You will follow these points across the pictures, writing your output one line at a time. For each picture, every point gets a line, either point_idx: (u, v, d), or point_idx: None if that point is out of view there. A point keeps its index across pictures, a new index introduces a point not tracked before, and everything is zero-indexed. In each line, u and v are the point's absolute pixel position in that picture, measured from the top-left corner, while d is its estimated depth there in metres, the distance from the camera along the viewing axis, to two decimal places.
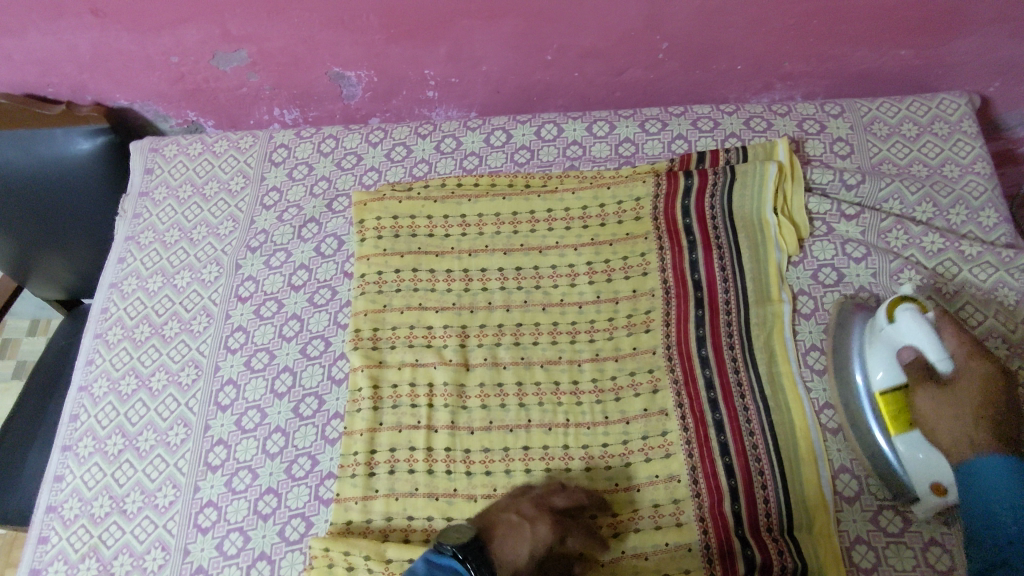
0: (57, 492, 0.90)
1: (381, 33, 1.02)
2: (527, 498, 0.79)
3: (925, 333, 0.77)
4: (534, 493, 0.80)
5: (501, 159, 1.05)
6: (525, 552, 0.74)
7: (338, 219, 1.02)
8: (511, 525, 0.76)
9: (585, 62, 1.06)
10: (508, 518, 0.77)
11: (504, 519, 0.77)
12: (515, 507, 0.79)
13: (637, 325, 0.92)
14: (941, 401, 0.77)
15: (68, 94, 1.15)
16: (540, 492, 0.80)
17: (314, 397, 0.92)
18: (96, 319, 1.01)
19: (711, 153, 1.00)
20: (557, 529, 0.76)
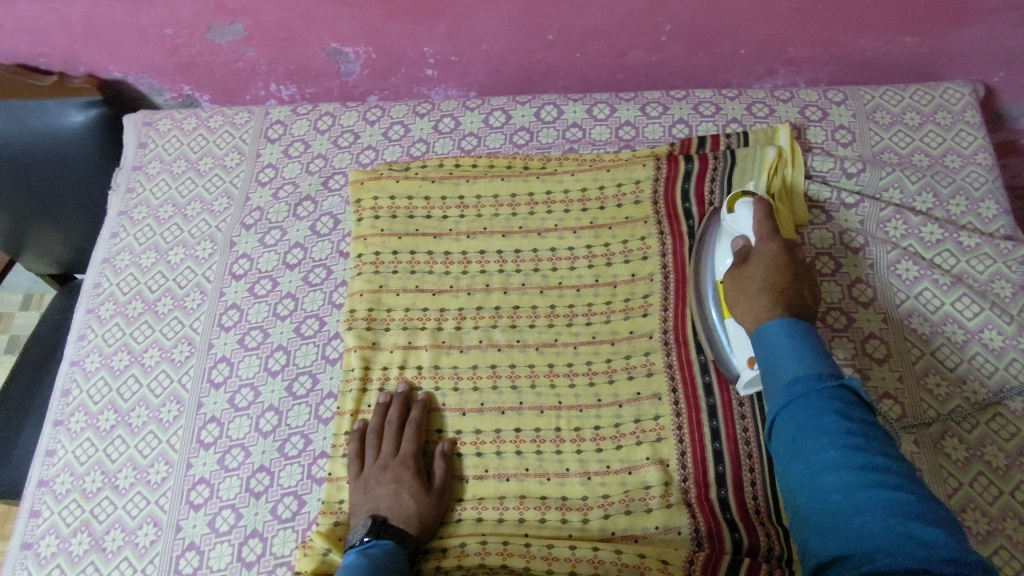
0: (49, 467, 0.90)
1: (380, 9, 1.00)
2: (380, 467, 0.83)
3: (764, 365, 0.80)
4: (377, 467, 0.83)
5: (499, 141, 1.04)
6: (416, 510, 0.79)
7: (334, 197, 1.01)
8: (396, 499, 0.80)
9: (586, 43, 1.05)
10: (386, 491, 0.81)
11: (382, 492, 0.81)
12: (382, 479, 0.82)
13: (634, 309, 0.92)
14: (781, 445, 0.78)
15: (60, 66, 1.13)
16: (383, 453, 0.84)
17: (307, 376, 0.91)
18: (88, 294, 1.00)
19: (712, 137, 0.99)
20: (420, 477, 0.82)
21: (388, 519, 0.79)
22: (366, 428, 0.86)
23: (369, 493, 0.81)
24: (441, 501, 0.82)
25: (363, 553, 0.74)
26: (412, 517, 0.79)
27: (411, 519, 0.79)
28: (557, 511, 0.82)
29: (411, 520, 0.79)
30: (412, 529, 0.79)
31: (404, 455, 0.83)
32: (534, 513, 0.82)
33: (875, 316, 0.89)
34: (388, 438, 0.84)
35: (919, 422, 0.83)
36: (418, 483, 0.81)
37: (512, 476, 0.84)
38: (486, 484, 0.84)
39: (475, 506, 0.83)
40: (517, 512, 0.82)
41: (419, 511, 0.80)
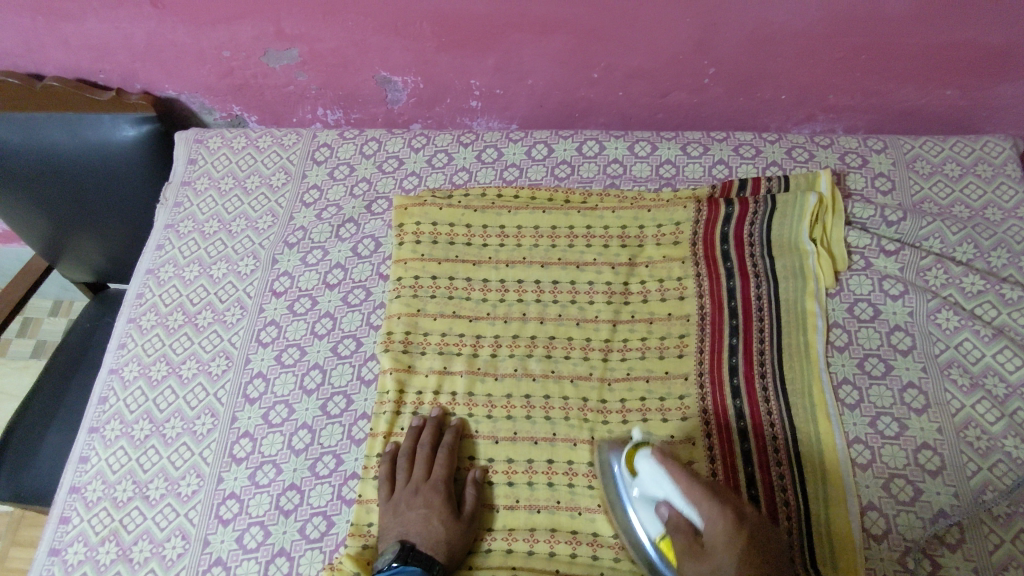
0: (81, 473, 0.90)
1: (432, 41, 1.03)
2: (411, 491, 0.83)
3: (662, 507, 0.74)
4: (407, 496, 0.83)
5: (541, 173, 1.05)
6: (445, 537, 0.79)
7: (376, 221, 1.03)
8: (424, 525, 0.80)
9: (630, 82, 1.07)
10: (416, 517, 0.81)
11: (412, 517, 0.81)
12: (412, 504, 0.82)
13: (670, 347, 0.92)
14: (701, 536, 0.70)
15: (118, 82, 1.17)
16: (415, 477, 0.84)
17: (342, 397, 0.92)
18: (130, 303, 1.02)
19: (753, 180, 1.00)
20: (450, 503, 0.82)
21: (415, 545, 0.79)
22: (404, 450, 0.86)
23: (399, 517, 0.81)
24: (469, 529, 0.81)
25: None
26: (441, 543, 0.79)
27: (439, 546, 0.79)
28: (588, 547, 0.81)
29: (439, 547, 0.78)
30: (440, 555, 0.78)
31: (436, 481, 0.83)
32: (565, 548, 0.81)
33: (914, 365, 0.89)
34: (420, 462, 0.85)
35: (959, 475, 0.82)
36: (449, 510, 0.81)
37: (543, 508, 0.84)
38: (517, 515, 0.84)
39: (505, 536, 0.83)
40: (547, 546, 0.82)
41: (447, 537, 0.79)
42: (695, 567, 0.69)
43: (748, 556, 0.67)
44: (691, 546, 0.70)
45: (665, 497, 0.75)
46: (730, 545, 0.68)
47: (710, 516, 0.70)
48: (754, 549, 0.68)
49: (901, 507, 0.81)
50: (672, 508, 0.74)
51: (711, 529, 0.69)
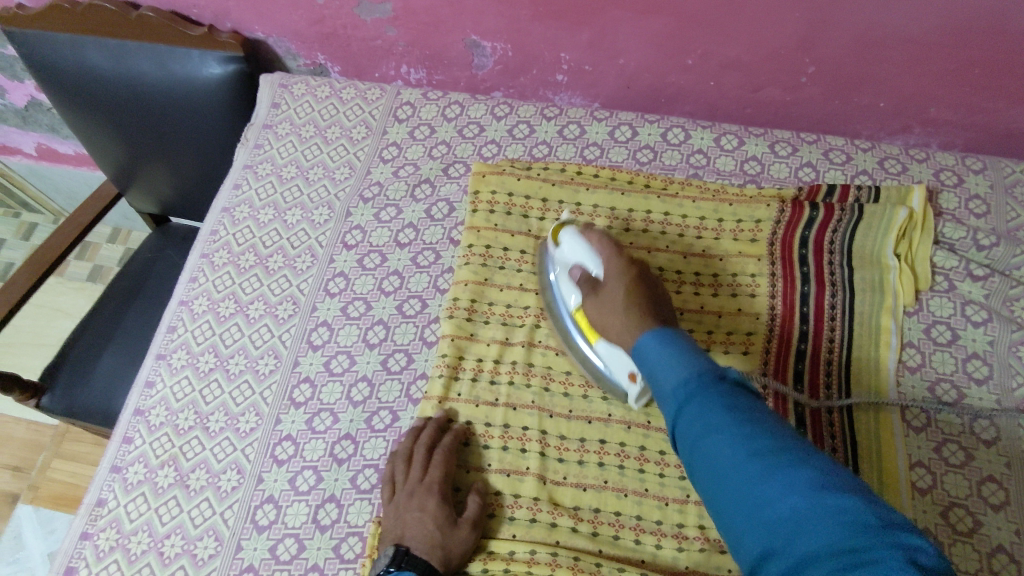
0: (146, 397, 0.93)
1: (529, 10, 1.01)
2: (408, 494, 0.81)
3: (578, 244, 0.85)
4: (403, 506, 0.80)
5: (622, 155, 1.03)
6: (442, 539, 0.77)
7: (452, 185, 1.03)
8: (420, 530, 0.78)
9: (724, 73, 1.04)
10: (413, 520, 0.78)
11: (409, 520, 0.79)
12: (409, 507, 0.80)
13: (735, 344, 0.91)
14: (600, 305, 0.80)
15: (210, 18, 1.18)
16: (411, 480, 0.81)
17: (403, 354, 0.93)
18: (204, 239, 1.03)
19: (842, 187, 0.96)
20: (447, 506, 0.80)
21: (410, 549, 0.76)
22: (402, 454, 0.84)
23: (398, 520, 0.79)
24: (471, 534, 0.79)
25: None
26: (438, 546, 0.76)
27: (435, 549, 0.76)
28: (631, 531, 0.81)
29: (437, 551, 0.76)
30: (437, 558, 0.76)
31: (431, 484, 0.81)
32: (608, 528, 0.82)
33: (988, 395, 0.86)
34: (415, 465, 0.82)
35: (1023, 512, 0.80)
36: (445, 513, 0.79)
37: (590, 486, 0.84)
38: (564, 491, 0.84)
39: (550, 511, 0.82)
40: (591, 525, 0.82)
41: (444, 542, 0.77)
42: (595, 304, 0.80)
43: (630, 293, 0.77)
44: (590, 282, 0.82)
45: (577, 260, 0.85)
46: (619, 279, 0.80)
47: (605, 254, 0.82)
48: (641, 286, 0.78)
49: (957, 537, 0.79)
50: (583, 269, 0.83)
51: (607, 280, 0.81)
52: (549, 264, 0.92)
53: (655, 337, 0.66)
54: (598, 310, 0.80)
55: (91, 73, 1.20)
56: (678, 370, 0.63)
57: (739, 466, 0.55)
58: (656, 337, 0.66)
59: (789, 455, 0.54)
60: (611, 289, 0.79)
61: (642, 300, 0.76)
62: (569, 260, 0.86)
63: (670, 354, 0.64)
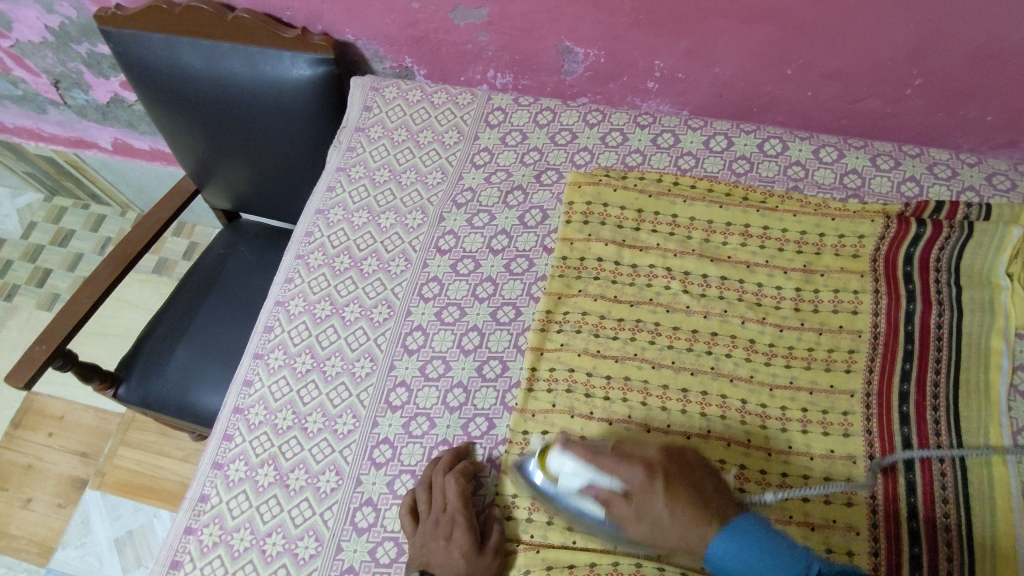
0: (246, 396, 0.95)
1: (629, 17, 1.00)
2: (434, 522, 0.81)
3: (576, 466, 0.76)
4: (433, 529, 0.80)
5: (718, 165, 1.02)
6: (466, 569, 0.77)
7: (545, 192, 1.02)
8: (445, 557, 0.78)
9: (824, 83, 1.02)
10: (438, 549, 0.78)
11: (435, 548, 0.79)
12: (435, 535, 0.80)
13: (837, 362, 0.89)
14: (637, 502, 0.72)
15: (301, 21, 1.20)
16: (435, 506, 0.82)
17: (498, 361, 0.93)
18: (299, 240, 1.04)
19: (950, 204, 0.94)
20: (473, 534, 0.79)
21: None
22: (444, 463, 0.84)
23: (423, 547, 0.79)
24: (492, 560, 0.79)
25: None
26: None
27: None
28: None
29: None
30: None
31: (455, 512, 0.80)
32: None
33: None
34: (438, 489, 0.83)
35: None
36: (471, 543, 0.78)
37: None
38: None
39: None
40: None
41: (469, 571, 0.77)
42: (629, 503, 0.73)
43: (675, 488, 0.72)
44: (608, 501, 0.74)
45: (583, 480, 0.75)
46: (651, 482, 0.73)
47: (615, 468, 0.74)
48: (676, 470, 0.74)
49: None
50: (593, 487, 0.74)
51: (633, 491, 0.73)
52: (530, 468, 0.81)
53: (731, 534, 0.70)
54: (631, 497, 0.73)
55: (183, 72, 1.22)
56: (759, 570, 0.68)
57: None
58: (727, 533, 0.70)
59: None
60: (629, 477, 0.74)
61: (693, 499, 0.72)
62: (572, 482, 0.76)
63: (747, 556, 0.68)
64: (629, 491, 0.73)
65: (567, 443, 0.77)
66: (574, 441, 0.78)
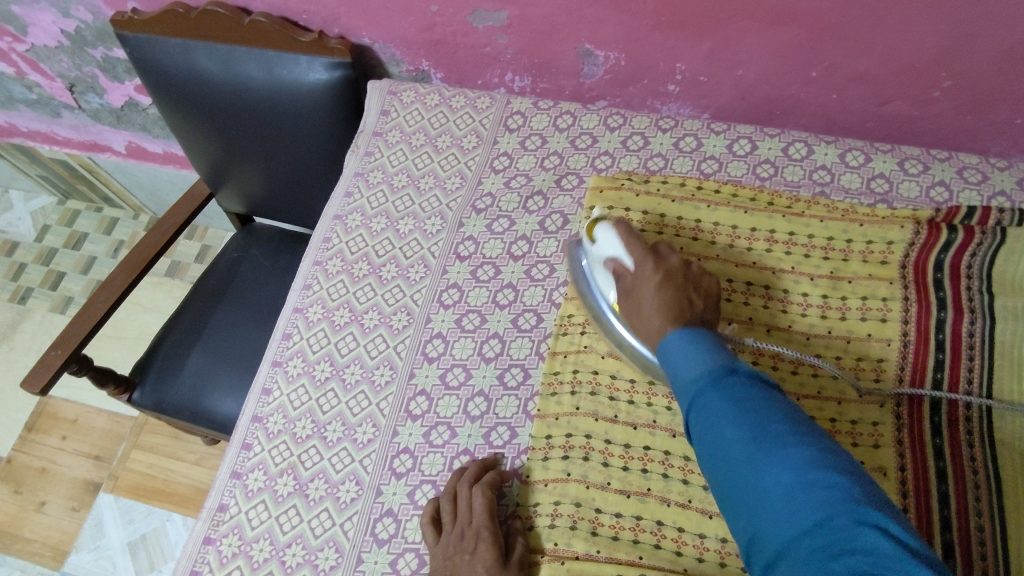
0: (264, 404, 0.94)
1: (651, 19, 0.99)
2: (458, 534, 0.79)
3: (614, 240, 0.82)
4: (455, 543, 0.78)
5: (742, 169, 1.00)
6: None
7: (565, 197, 1.01)
8: (469, 571, 0.75)
9: (851, 86, 1.00)
10: (463, 562, 0.76)
11: (459, 561, 0.76)
12: (460, 548, 0.78)
13: (865, 372, 0.88)
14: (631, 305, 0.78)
15: (318, 24, 1.18)
16: (459, 518, 0.80)
17: (519, 369, 0.92)
18: (317, 246, 1.03)
19: (982, 208, 0.91)
20: (498, 548, 0.77)
21: None
22: (466, 474, 0.83)
23: (448, 560, 0.77)
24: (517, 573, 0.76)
25: None
26: None
27: None
28: None
29: None
30: None
31: (478, 524, 0.78)
32: (736, 560, 0.77)
33: None
34: (461, 502, 0.81)
35: None
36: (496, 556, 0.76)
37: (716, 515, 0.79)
38: (688, 515, 0.79)
39: (675, 537, 0.79)
40: (718, 556, 0.77)
41: None
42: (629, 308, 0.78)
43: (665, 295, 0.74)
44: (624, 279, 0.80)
45: (611, 255, 0.83)
46: (654, 270, 0.78)
47: (638, 253, 0.80)
48: (674, 280, 0.76)
49: None
50: (619, 264, 0.81)
51: (639, 277, 0.78)
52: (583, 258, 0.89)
53: (686, 332, 0.67)
54: (630, 310, 0.78)
55: (199, 77, 1.22)
56: (698, 363, 0.63)
57: (752, 456, 0.55)
58: (684, 333, 0.67)
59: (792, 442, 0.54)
60: (642, 266, 0.79)
61: (672, 300, 0.74)
62: (606, 254, 0.83)
63: (700, 354, 0.64)
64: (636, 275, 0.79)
65: (617, 223, 0.84)
66: (626, 223, 0.84)
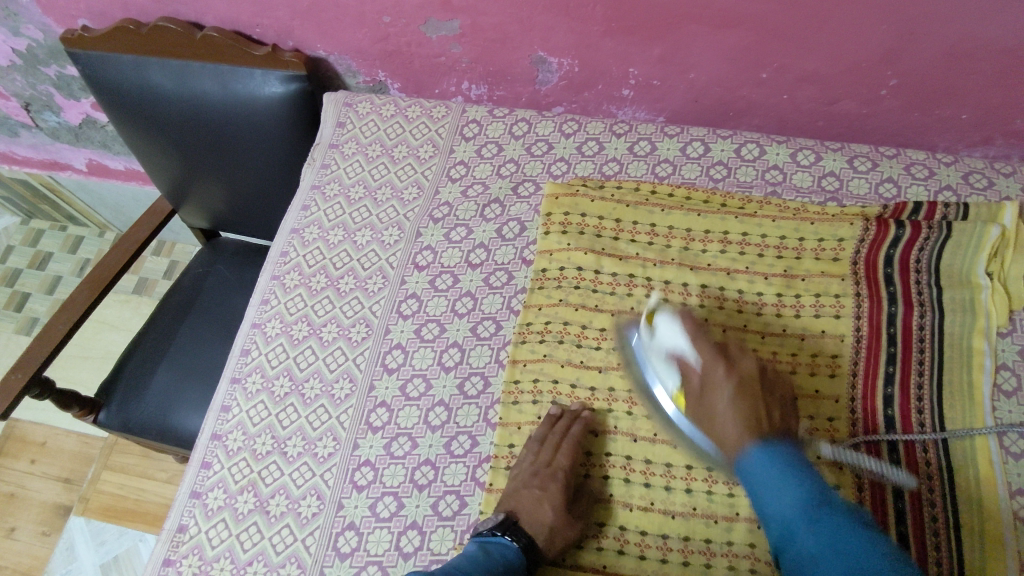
0: (223, 422, 0.93)
1: (601, 25, 0.99)
2: (532, 471, 0.83)
3: (675, 331, 0.80)
4: (536, 468, 0.82)
5: (695, 172, 1.01)
6: (553, 523, 0.79)
7: (522, 204, 1.02)
8: (536, 504, 0.80)
9: (799, 86, 1.02)
10: (529, 495, 0.81)
11: (525, 494, 0.81)
12: (530, 483, 0.82)
13: (821, 368, 0.88)
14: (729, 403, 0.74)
15: (272, 37, 1.18)
16: (540, 459, 0.83)
17: (479, 377, 0.92)
18: (274, 260, 1.03)
19: (929, 204, 0.94)
20: (567, 491, 0.81)
21: (519, 521, 0.80)
22: (583, 419, 0.85)
23: (513, 491, 0.82)
24: (579, 521, 0.81)
25: (483, 547, 0.77)
26: (548, 531, 0.79)
27: (543, 531, 0.79)
28: (723, 558, 0.80)
29: (546, 536, 0.79)
30: (542, 540, 0.79)
31: (557, 469, 0.82)
32: (699, 557, 0.80)
33: None
34: (549, 445, 0.83)
35: None
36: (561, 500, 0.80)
37: (678, 514, 0.82)
38: (650, 517, 0.82)
39: (638, 539, 0.82)
40: (681, 554, 0.80)
41: (555, 526, 0.79)
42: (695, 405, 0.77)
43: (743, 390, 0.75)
44: (688, 381, 0.78)
45: (672, 345, 0.80)
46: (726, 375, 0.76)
47: (706, 351, 0.78)
48: (755, 386, 0.76)
49: None
50: (681, 357, 0.79)
51: (709, 382, 0.77)
52: (632, 335, 0.87)
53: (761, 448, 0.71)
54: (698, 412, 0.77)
55: (153, 93, 1.21)
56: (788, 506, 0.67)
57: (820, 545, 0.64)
58: (762, 450, 0.71)
59: (861, 534, 0.63)
60: (712, 372, 0.77)
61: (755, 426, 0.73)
62: (664, 347, 0.81)
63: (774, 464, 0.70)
64: (705, 380, 0.77)
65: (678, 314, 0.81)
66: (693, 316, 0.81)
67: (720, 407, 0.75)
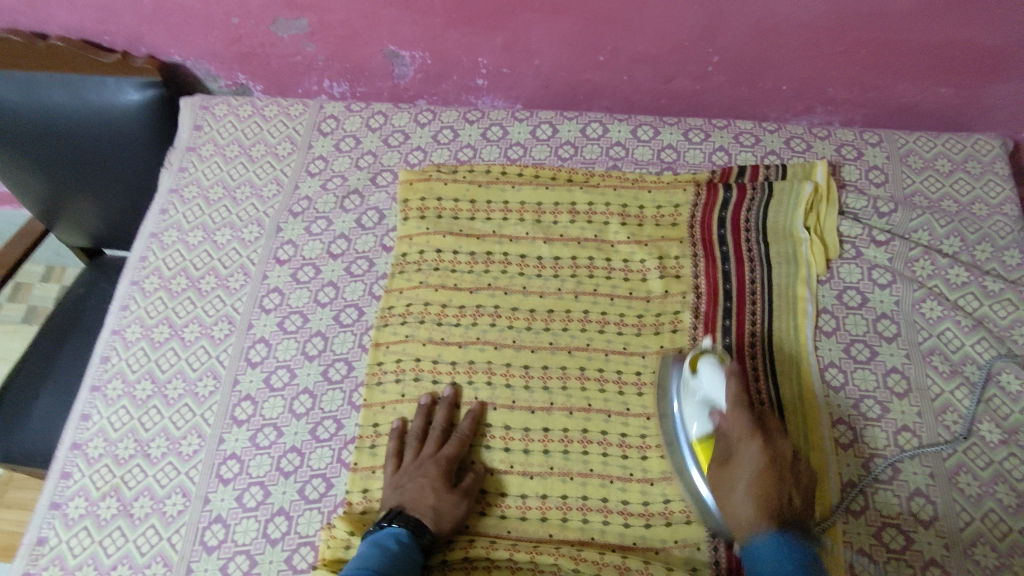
0: (83, 430, 0.92)
1: (442, 17, 1.04)
2: (417, 464, 0.84)
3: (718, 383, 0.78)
4: (421, 460, 0.85)
5: (545, 152, 1.07)
6: (435, 502, 0.80)
7: (381, 193, 1.05)
8: (419, 489, 0.81)
9: (635, 67, 1.09)
10: (414, 485, 0.82)
11: (411, 486, 0.82)
12: (415, 474, 0.83)
13: (664, 324, 0.94)
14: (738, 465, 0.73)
15: (123, 44, 1.18)
16: (423, 452, 0.85)
17: (343, 363, 0.94)
18: (134, 266, 1.02)
19: (752, 167, 1.02)
20: (447, 475, 0.83)
21: (405, 510, 0.80)
22: (448, 398, 0.89)
23: (398, 488, 0.83)
24: (464, 502, 0.82)
25: (375, 543, 0.75)
26: (433, 511, 0.79)
27: (430, 514, 0.79)
28: (578, 512, 0.84)
29: (432, 518, 0.79)
30: (429, 521, 0.79)
31: (441, 457, 0.84)
32: (556, 512, 0.84)
33: (897, 352, 0.92)
34: (432, 437, 0.86)
35: (935, 457, 0.85)
36: (444, 485, 0.82)
37: (536, 474, 0.86)
38: (510, 479, 0.86)
39: (501, 503, 0.85)
40: (540, 511, 0.85)
41: (439, 505, 0.80)
42: (716, 474, 0.76)
43: (761, 494, 0.71)
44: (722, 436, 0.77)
45: (712, 397, 0.79)
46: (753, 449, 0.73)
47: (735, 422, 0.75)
48: (769, 474, 0.72)
49: (879, 485, 0.84)
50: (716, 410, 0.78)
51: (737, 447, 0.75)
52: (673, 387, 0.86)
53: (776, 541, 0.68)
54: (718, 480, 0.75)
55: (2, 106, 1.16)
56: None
57: None
58: (775, 537, 0.69)
59: None
60: (747, 448, 0.74)
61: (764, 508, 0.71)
62: (704, 394, 0.80)
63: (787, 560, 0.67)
64: (737, 452, 0.75)
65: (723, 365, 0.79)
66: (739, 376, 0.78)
67: (745, 470, 0.73)
